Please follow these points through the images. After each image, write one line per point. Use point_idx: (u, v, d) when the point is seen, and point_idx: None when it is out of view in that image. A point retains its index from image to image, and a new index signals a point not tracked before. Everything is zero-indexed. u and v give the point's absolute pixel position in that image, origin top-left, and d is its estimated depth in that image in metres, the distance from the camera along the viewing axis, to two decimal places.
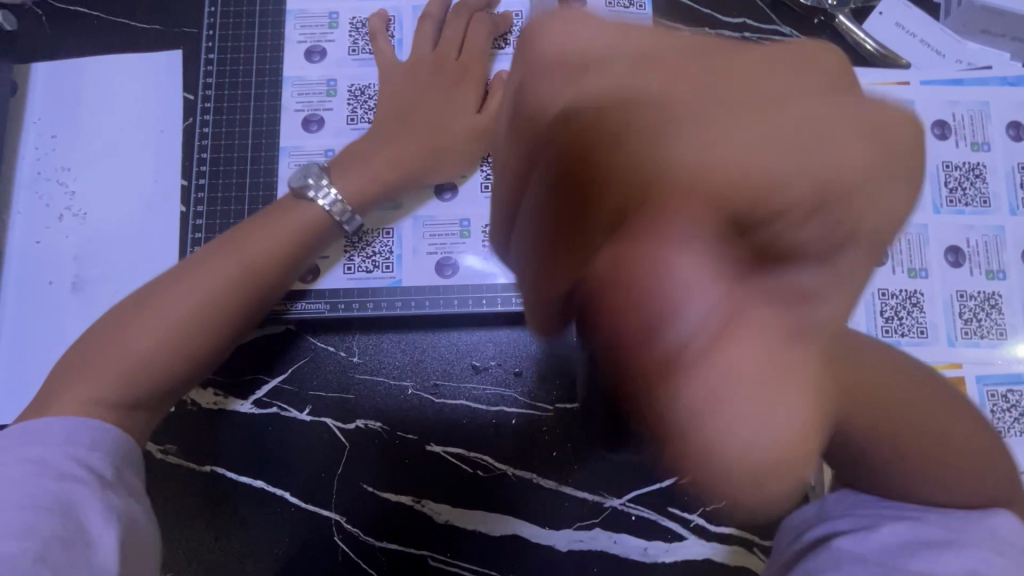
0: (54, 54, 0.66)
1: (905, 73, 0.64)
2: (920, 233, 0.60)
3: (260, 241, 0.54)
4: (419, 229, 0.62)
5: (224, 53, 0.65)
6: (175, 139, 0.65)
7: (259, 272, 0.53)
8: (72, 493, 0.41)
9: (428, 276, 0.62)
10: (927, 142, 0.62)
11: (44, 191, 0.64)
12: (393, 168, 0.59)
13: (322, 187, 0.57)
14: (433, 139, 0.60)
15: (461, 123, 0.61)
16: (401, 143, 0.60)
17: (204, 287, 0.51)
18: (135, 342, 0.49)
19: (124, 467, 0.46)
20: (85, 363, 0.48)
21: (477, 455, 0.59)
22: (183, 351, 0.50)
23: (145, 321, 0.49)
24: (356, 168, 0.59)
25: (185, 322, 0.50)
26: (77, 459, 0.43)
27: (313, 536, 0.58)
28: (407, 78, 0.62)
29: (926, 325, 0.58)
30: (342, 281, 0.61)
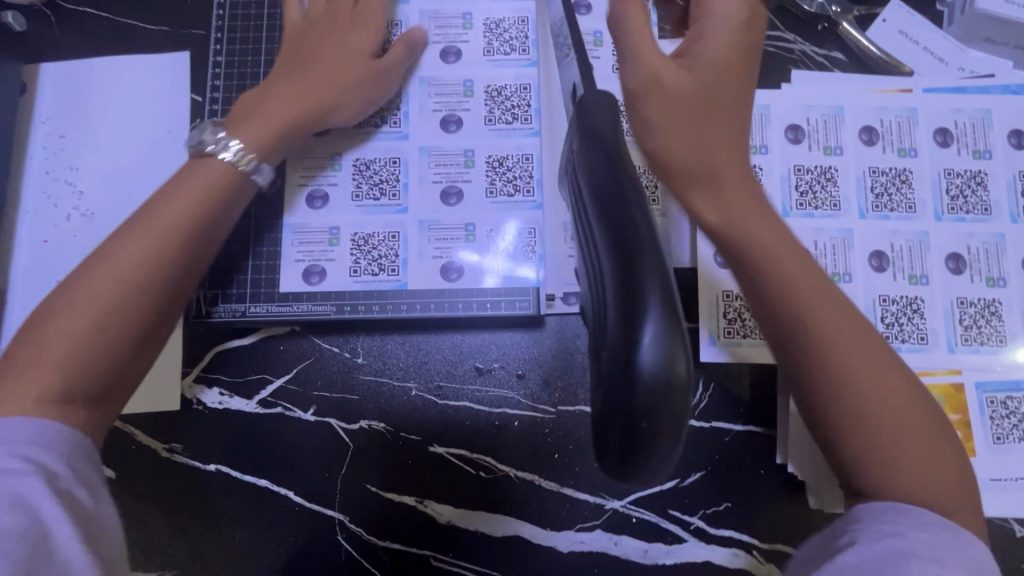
0: (64, 55, 0.67)
1: (907, 80, 0.64)
2: (921, 240, 0.60)
3: (172, 209, 0.46)
4: (425, 232, 0.62)
5: (233, 55, 0.65)
6: (182, 140, 0.66)
7: (190, 234, 0.46)
8: (18, 488, 0.36)
9: (435, 279, 0.62)
10: (928, 150, 0.62)
11: (52, 190, 0.64)
12: (287, 113, 0.54)
13: (214, 138, 0.51)
14: (328, 84, 0.56)
15: (355, 67, 0.58)
16: (299, 90, 0.55)
17: (126, 262, 0.43)
18: (50, 326, 0.41)
19: (79, 457, 0.39)
20: (14, 372, 0.40)
21: (479, 457, 0.60)
22: (111, 335, 0.42)
23: (67, 311, 0.41)
24: (257, 117, 0.53)
25: (108, 303, 0.42)
26: (21, 454, 0.37)
27: (317, 535, 0.59)
28: (298, 35, 0.59)
29: (926, 332, 0.59)
30: (346, 282, 0.62)
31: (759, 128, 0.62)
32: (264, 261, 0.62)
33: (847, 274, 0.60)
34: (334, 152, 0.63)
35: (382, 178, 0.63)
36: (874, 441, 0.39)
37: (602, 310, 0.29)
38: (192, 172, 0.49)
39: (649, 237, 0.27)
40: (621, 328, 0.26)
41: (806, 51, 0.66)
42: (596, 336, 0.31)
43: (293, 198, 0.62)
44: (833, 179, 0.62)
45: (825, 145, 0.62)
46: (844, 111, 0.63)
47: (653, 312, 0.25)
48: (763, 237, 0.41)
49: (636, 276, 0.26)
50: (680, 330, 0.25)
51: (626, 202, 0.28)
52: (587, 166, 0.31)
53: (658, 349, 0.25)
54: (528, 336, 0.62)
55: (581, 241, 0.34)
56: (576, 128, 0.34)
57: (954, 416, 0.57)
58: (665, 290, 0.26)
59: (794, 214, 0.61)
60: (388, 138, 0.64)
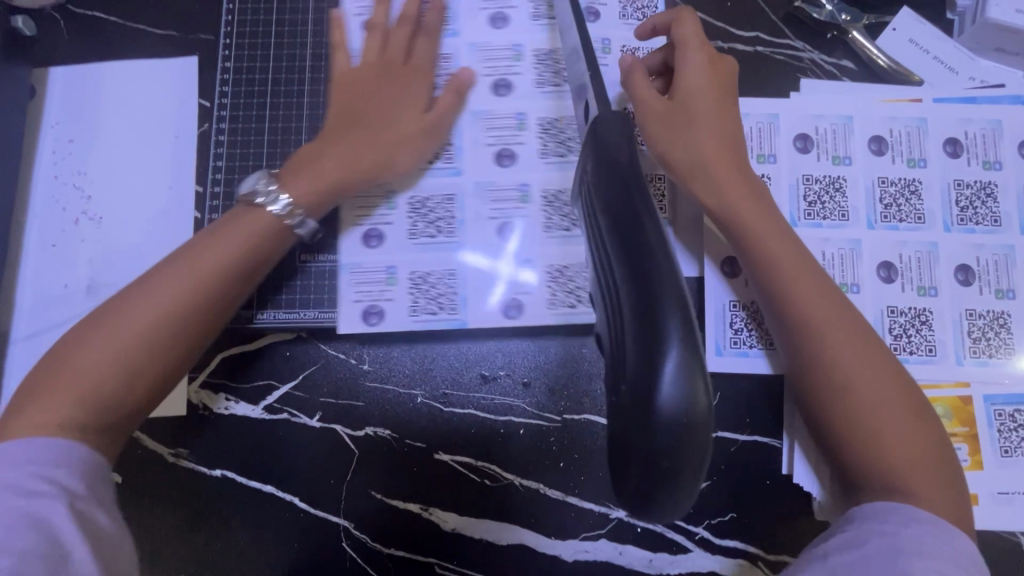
0: (73, 59, 0.67)
1: (917, 90, 0.63)
2: (930, 251, 0.60)
3: (215, 251, 0.50)
4: (482, 271, 0.61)
5: (241, 61, 0.64)
6: (190, 145, 0.66)
7: (226, 278, 0.50)
8: (43, 509, 0.39)
9: (494, 315, 0.61)
10: (938, 160, 0.62)
11: (61, 195, 0.64)
12: (344, 168, 0.57)
13: (266, 189, 0.54)
14: (381, 139, 0.58)
15: (411, 122, 0.60)
16: (352, 144, 0.57)
17: (169, 299, 0.48)
18: (78, 359, 0.45)
19: (98, 482, 0.43)
20: (45, 392, 0.44)
21: (484, 465, 0.60)
22: (142, 371, 0.46)
23: (105, 342, 0.45)
24: (309, 170, 0.56)
25: (147, 338, 0.46)
26: (45, 476, 0.40)
27: (322, 541, 0.59)
28: (348, 85, 0.60)
29: (934, 343, 0.58)
30: (407, 323, 0.61)
31: (767, 137, 0.62)
32: (309, 295, 0.61)
33: (855, 285, 0.60)
34: (390, 189, 0.63)
35: (438, 216, 0.63)
36: (855, 414, 0.51)
37: (618, 337, 0.29)
38: (238, 218, 0.53)
39: (667, 266, 0.27)
40: (641, 359, 0.27)
41: (816, 59, 0.65)
42: (611, 361, 0.31)
43: (346, 238, 0.62)
44: (842, 189, 0.61)
45: (834, 154, 0.62)
46: (854, 121, 0.63)
47: (674, 345, 0.26)
48: (767, 247, 0.54)
49: (654, 308, 0.26)
50: (700, 361, 0.26)
51: (642, 229, 0.28)
52: (601, 190, 0.31)
53: (679, 382, 0.25)
54: (534, 344, 0.62)
55: (594, 260, 0.34)
56: (590, 148, 0.33)
57: (961, 428, 0.57)
58: (685, 321, 0.26)
59: (802, 224, 0.61)
60: (444, 176, 0.63)
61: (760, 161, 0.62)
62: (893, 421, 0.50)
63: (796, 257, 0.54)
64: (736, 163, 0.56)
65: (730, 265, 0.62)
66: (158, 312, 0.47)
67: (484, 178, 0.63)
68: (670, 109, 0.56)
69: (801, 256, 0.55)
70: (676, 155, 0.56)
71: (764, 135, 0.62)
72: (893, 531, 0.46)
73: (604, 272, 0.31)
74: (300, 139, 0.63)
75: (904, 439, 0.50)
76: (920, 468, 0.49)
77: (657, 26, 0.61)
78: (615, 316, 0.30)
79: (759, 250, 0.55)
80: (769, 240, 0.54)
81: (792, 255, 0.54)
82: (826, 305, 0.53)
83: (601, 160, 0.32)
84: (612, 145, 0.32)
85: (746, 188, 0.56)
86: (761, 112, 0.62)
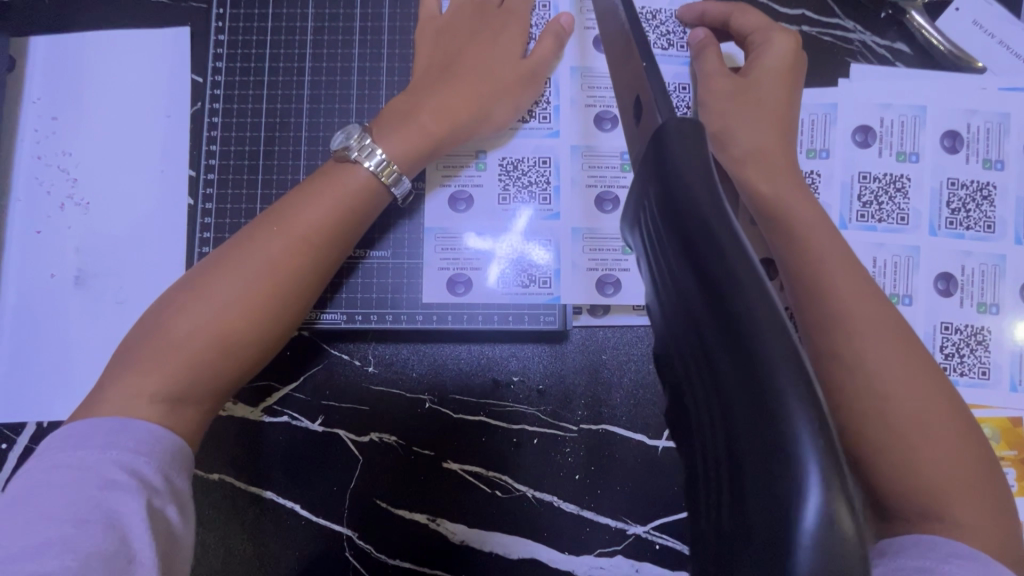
0: (54, 29, 0.61)
1: (981, 78, 0.57)
2: (996, 265, 0.55)
3: (308, 214, 0.47)
4: (580, 242, 0.56)
5: (236, 33, 0.58)
6: (182, 126, 0.61)
7: (314, 245, 0.47)
8: (117, 504, 0.36)
9: (588, 294, 0.56)
10: (1017, 164, 0.56)
11: (44, 177, 0.60)
12: (440, 121, 0.51)
13: (360, 144, 0.49)
14: (480, 86, 0.52)
15: (510, 68, 0.53)
16: (451, 95, 0.51)
17: (257, 268, 0.45)
18: (178, 323, 0.43)
19: (176, 473, 0.40)
20: (142, 358, 0.42)
21: (496, 475, 0.57)
22: (234, 346, 0.44)
23: (198, 309, 0.43)
24: (404, 122, 0.50)
25: (238, 311, 0.44)
26: (126, 465, 0.38)
27: (323, 550, 0.56)
28: (446, 31, 0.55)
29: (988, 366, 0.54)
30: (488, 297, 0.56)
31: (822, 130, 0.56)
32: (371, 279, 0.57)
33: (907, 296, 0.55)
34: (480, 148, 0.57)
35: (532, 179, 0.56)
36: (892, 432, 0.45)
37: (722, 441, 0.20)
38: (329, 176, 0.49)
39: (784, 349, 0.17)
40: (763, 494, 0.17)
41: (867, 42, 0.59)
42: (703, 464, 0.22)
43: (432, 200, 0.57)
44: (903, 189, 0.56)
45: (899, 150, 0.56)
46: (926, 113, 0.57)
47: (813, 489, 0.16)
48: (824, 255, 0.49)
49: (773, 421, 0.16)
50: (851, 508, 0.16)
51: (741, 289, 0.18)
52: (669, 221, 0.21)
53: (826, 555, 0.15)
54: (549, 350, 0.58)
55: (661, 316, 0.25)
56: (652, 163, 0.23)
57: (1010, 451, 0.54)
58: (826, 444, 0.16)
59: (853, 226, 0.56)
60: (540, 135, 0.57)
61: (810, 156, 0.56)
62: (939, 442, 0.45)
63: (846, 263, 0.49)
64: (787, 159, 0.52)
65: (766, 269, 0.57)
66: (255, 277, 0.45)
67: (585, 140, 0.57)
68: (744, 85, 0.53)
69: (852, 262, 0.50)
70: (735, 141, 0.52)
71: (819, 128, 0.56)
72: (933, 567, 0.38)
73: (689, 340, 0.21)
74: (301, 122, 0.57)
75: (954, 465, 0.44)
76: (972, 497, 0.43)
77: (707, 11, 0.58)
78: (715, 410, 0.20)
79: (815, 256, 0.49)
80: (831, 245, 0.50)
81: (837, 260, 0.49)
82: (891, 325, 0.48)
83: (663, 177, 0.22)
84: (678, 158, 0.22)
85: (802, 188, 0.52)
86: (817, 102, 0.57)
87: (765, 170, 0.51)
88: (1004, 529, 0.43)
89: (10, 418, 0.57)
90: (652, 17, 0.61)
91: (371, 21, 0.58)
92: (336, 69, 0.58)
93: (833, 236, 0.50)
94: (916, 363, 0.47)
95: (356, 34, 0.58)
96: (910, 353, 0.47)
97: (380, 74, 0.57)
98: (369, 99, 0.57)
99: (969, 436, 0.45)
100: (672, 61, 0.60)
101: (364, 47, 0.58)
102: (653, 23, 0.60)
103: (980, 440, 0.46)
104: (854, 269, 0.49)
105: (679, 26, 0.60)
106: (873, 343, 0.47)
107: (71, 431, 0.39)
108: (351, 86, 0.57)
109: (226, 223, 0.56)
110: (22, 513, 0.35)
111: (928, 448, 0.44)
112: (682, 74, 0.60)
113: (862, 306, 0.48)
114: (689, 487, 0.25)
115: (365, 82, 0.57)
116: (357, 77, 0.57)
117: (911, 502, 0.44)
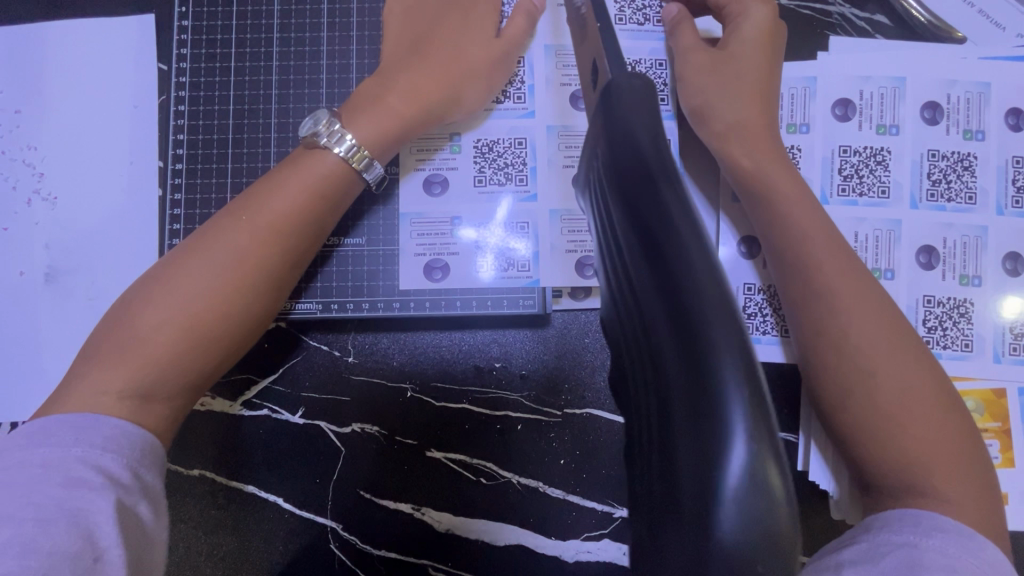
0: (13, 20, 0.60)
1: (961, 48, 0.56)
2: (977, 237, 0.55)
3: (278, 198, 0.46)
4: (558, 224, 0.55)
5: (200, 19, 0.56)
6: (150, 116, 0.59)
7: (284, 231, 0.46)
8: (81, 503, 0.35)
9: (569, 275, 0.55)
10: (997, 134, 0.56)
11: (9, 172, 0.58)
12: (414, 104, 0.50)
13: (329, 130, 0.48)
14: (451, 66, 0.51)
15: (483, 47, 0.52)
16: (422, 76, 0.50)
17: (226, 254, 0.44)
18: (145, 316, 0.42)
19: (146, 469, 0.40)
20: (107, 352, 0.41)
21: (480, 462, 0.56)
22: (205, 336, 0.43)
23: (163, 299, 0.42)
24: (375, 103, 0.49)
25: (206, 300, 0.43)
26: (90, 462, 0.37)
27: (308, 543, 0.56)
28: (415, 10, 0.54)
29: (972, 338, 0.54)
30: (467, 282, 0.55)
31: (802, 105, 0.56)
32: (347, 266, 0.55)
33: (890, 271, 0.54)
34: (454, 130, 0.55)
35: (508, 161, 0.55)
36: (872, 408, 0.45)
37: (654, 405, 0.19)
38: (302, 160, 0.48)
39: (719, 303, 0.16)
40: (691, 450, 0.16)
41: (846, 14, 0.58)
42: (641, 426, 0.22)
43: (408, 185, 0.55)
44: (884, 162, 0.55)
45: (879, 123, 0.56)
46: (905, 84, 0.56)
47: (740, 440, 0.15)
48: (802, 229, 0.48)
49: (703, 374, 0.16)
50: (779, 463, 0.15)
51: (679, 243, 0.17)
52: (616, 179, 0.21)
53: (748, 505, 0.15)
54: (531, 334, 0.57)
55: (610, 280, 0.24)
56: (602, 121, 0.23)
57: (994, 423, 0.54)
58: (756, 398, 0.15)
59: (835, 201, 0.55)
60: (515, 116, 0.56)
61: (791, 131, 0.56)
62: (923, 417, 0.44)
63: (833, 239, 0.49)
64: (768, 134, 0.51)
65: (750, 244, 0.56)
66: (222, 267, 0.44)
67: (561, 120, 0.55)
68: (720, 59, 0.52)
69: (839, 240, 0.49)
70: (714, 116, 0.51)
71: (799, 101, 0.56)
72: (916, 541, 0.39)
73: (629, 303, 0.21)
74: (270, 108, 0.56)
75: (936, 442, 0.43)
76: (957, 475, 0.43)
77: None
78: (650, 374, 0.20)
79: (792, 231, 0.49)
80: (809, 218, 0.49)
81: (822, 237, 0.48)
82: (873, 297, 0.47)
83: (613, 139, 0.21)
84: (627, 114, 0.21)
85: (783, 162, 0.51)
86: (798, 74, 0.56)
87: (745, 146, 0.50)
88: (987, 506, 0.42)
89: None
90: None
91: (339, 2, 0.57)
92: (304, 54, 0.56)
93: (811, 209, 0.49)
94: (901, 337, 0.46)
95: (325, 17, 0.56)
96: (894, 326, 0.47)
97: (351, 57, 0.56)
98: (339, 83, 0.56)
99: (952, 411, 0.45)
100: (648, 36, 0.58)
101: (333, 30, 0.56)
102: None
103: (963, 417, 0.45)
104: (835, 242, 0.48)
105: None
106: (854, 317, 0.46)
107: (35, 427, 0.38)
108: (321, 70, 0.56)
109: (196, 213, 0.55)
110: None
111: (909, 424, 0.44)
112: (659, 49, 0.58)
113: (843, 279, 0.47)
114: (630, 456, 0.25)
115: (335, 66, 0.56)
116: (327, 61, 0.56)
117: (894, 479, 0.44)
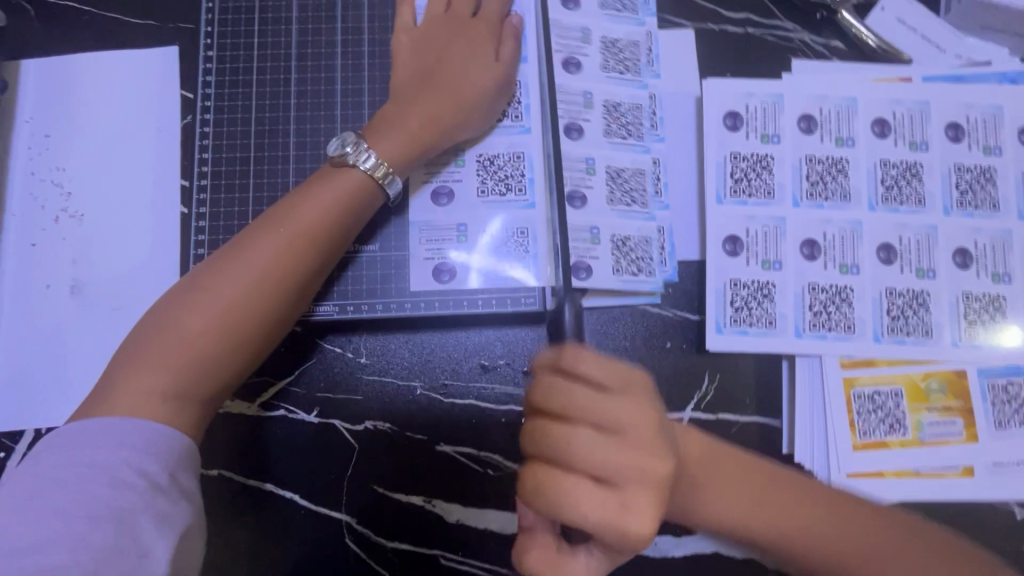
0: (45, 51, 0.64)
1: (906, 69, 0.63)
2: (929, 234, 0.61)
3: (309, 210, 0.50)
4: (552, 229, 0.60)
5: (224, 50, 0.62)
6: (173, 138, 0.63)
7: (315, 239, 0.50)
8: (125, 502, 0.38)
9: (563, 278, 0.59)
10: (940, 144, 0.63)
11: (39, 192, 0.62)
12: (428, 125, 0.56)
13: (356, 150, 0.53)
14: (455, 94, 0.57)
15: (484, 73, 0.58)
16: (432, 102, 0.56)
17: (262, 263, 0.48)
18: (186, 322, 0.46)
19: (182, 473, 0.42)
20: (150, 355, 0.44)
21: (487, 455, 0.60)
22: (246, 337, 0.47)
23: (205, 305, 0.46)
24: (394, 127, 0.55)
25: (248, 305, 0.47)
26: (132, 465, 0.39)
27: (323, 538, 0.58)
28: (422, 41, 0.59)
29: (930, 325, 0.60)
30: (472, 284, 0.60)
31: (772, 118, 0.63)
32: (361, 271, 0.60)
33: (854, 266, 0.61)
34: (458, 148, 0.61)
35: (507, 171, 0.61)
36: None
37: None
38: (329, 177, 0.53)
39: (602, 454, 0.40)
40: None
41: (805, 40, 0.64)
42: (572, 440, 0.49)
43: (418, 197, 0.60)
44: (844, 170, 0.62)
45: (837, 135, 0.63)
46: (857, 102, 0.63)
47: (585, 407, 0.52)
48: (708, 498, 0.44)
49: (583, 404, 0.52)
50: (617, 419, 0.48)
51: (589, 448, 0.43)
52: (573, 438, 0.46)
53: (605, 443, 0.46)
54: (534, 333, 0.61)
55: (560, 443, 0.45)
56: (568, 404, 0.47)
57: (956, 401, 0.59)
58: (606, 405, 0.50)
59: (804, 204, 0.62)
60: (513, 133, 0.61)
61: (764, 141, 0.62)
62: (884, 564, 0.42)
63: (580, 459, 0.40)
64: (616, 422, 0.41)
65: (732, 243, 0.61)
66: (260, 275, 0.48)
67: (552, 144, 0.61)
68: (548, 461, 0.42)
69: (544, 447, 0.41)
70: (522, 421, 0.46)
71: (768, 115, 0.62)
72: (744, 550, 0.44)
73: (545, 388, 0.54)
74: (288, 129, 0.61)
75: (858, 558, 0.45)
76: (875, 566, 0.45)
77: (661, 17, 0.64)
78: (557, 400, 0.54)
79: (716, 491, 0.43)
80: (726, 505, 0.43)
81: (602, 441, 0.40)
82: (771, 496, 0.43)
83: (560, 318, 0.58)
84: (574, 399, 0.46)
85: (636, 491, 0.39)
86: (767, 92, 0.63)
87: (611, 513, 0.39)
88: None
89: (12, 425, 0.58)
90: (612, 45, 0.63)
91: (351, 34, 0.62)
92: (319, 79, 0.62)
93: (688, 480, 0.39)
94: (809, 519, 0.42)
95: (338, 48, 0.62)
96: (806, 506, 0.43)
97: (363, 83, 0.61)
98: (352, 105, 0.61)
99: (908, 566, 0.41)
100: (627, 86, 0.62)
101: (345, 58, 0.62)
102: (613, 51, 0.63)
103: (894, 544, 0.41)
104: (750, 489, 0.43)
105: (636, 54, 0.63)
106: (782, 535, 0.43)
107: (75, 430, 0.40)
108: (335, 94, 0.61)
109: (220, 226, 0.59)
110: (31, 509, 0.36)
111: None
112: (637, 96, 0.62)
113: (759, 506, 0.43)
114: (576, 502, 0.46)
115: (347, 91, 0.61)
116: (340, 87, 0.61)
117: None
